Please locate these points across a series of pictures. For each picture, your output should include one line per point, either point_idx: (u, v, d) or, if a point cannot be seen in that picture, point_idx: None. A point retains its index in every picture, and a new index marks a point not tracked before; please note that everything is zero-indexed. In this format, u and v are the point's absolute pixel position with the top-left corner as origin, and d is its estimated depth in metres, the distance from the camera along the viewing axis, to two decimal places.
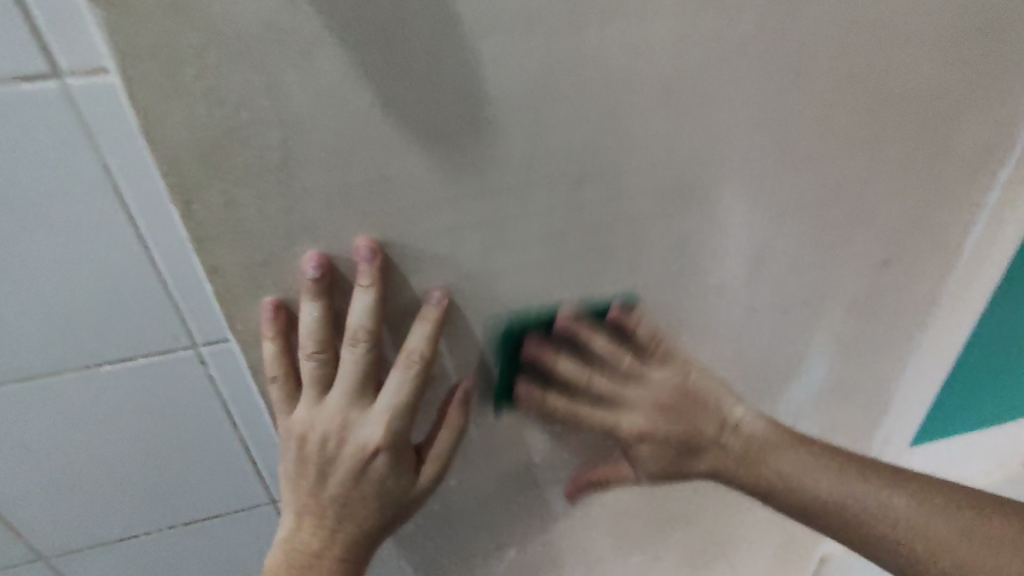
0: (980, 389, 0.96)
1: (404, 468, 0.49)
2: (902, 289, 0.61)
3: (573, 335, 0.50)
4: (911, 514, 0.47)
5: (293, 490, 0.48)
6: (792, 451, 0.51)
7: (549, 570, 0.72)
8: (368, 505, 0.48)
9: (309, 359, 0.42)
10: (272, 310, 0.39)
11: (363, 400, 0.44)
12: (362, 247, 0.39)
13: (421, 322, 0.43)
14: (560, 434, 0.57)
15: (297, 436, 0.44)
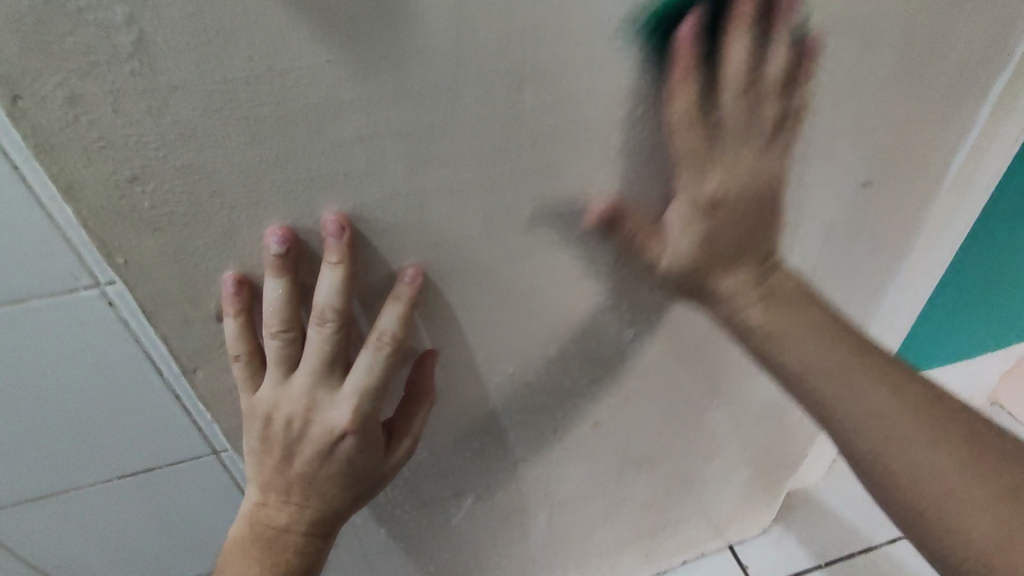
0: (962, 322, 0.96)
1: (374, 451, 0.47)
2: (883, 214, 0.56)
3: (532, 269, 0.45)
4: (906, 426, 0.37)
5: (258, 467, 0.45)
6: (812, 337, 0.42)
7: (518, 515, 0.70)
8: (336, 486, 0.46)
9: (274, 338, 0.39)
10: (234, 286, 0.37)
11: (331, 382, 0.41)
12: (329, 223, 0.37)
13: (393, 302, 0.41)
14: (521, 380, 0.54)
15: (261, 416, 0.42)
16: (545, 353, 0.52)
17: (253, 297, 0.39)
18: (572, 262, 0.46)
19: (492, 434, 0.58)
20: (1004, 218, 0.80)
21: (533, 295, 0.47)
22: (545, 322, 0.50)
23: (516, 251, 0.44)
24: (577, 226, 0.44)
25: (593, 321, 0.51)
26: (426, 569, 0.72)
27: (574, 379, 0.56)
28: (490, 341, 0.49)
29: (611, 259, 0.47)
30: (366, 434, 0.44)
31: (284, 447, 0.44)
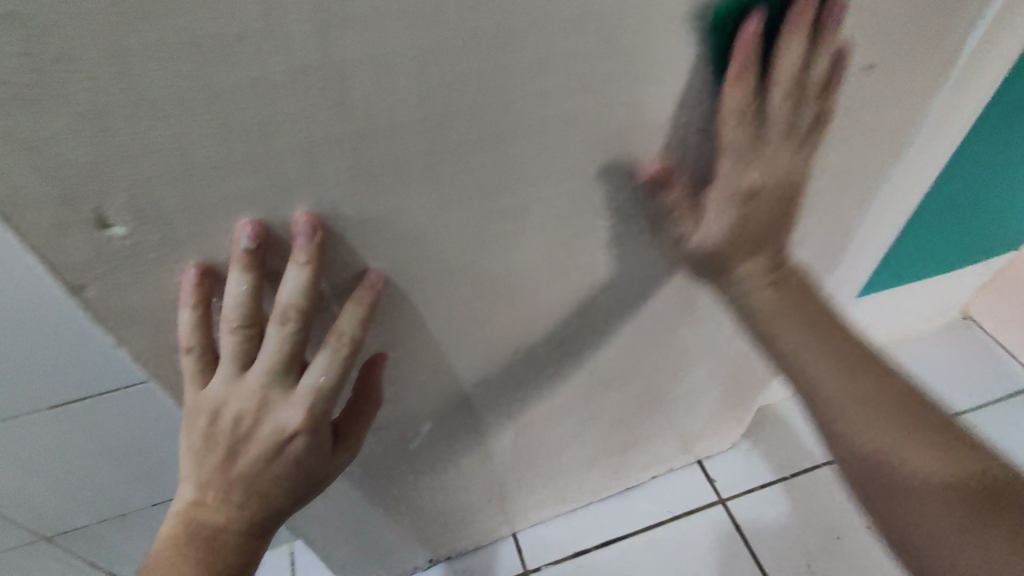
0: (946, 234, 0.93)
1: (320, 451, 0.47)
2: (883, 109, 0.51)
3: (483, 166, 0.39)
4: (863, 407, 0.41)
5: (196, 468, 0.43)
6: (797, 328, 0.45)
7: (482, 435, 0.68)
8: (280, 488, 0.46)
9: (232, 333, 0.39)
10: (193, 277, 0.37)
11: (287, 381, 0.42)
12: (300, 222, 0.37)
13: (352, 306, 0.42)
14: (475, 300, 0.49)
15: (209, 411, 0.41)
16: (503, 266, 0.47)
17: (213, 288, 0.38)
18: (529, 160, 0.40)
19: (450, 358, 0.54)
20: (1000, 119, 0.75)
21: (485, 198, 0.41)
22: (499, 230, 0.44)
23: (463, 146, 0.37)
24: (533, 115, 0.38)
25: (554, 229, 0.46)
26: (391, 492, 0.71)
27: (536, 295, 0.51)
28: (435, 257, 0.43)
29: (574, 156, 0.42)
30: (317, 433, 0.45)
31: (230, 445, 0.43)
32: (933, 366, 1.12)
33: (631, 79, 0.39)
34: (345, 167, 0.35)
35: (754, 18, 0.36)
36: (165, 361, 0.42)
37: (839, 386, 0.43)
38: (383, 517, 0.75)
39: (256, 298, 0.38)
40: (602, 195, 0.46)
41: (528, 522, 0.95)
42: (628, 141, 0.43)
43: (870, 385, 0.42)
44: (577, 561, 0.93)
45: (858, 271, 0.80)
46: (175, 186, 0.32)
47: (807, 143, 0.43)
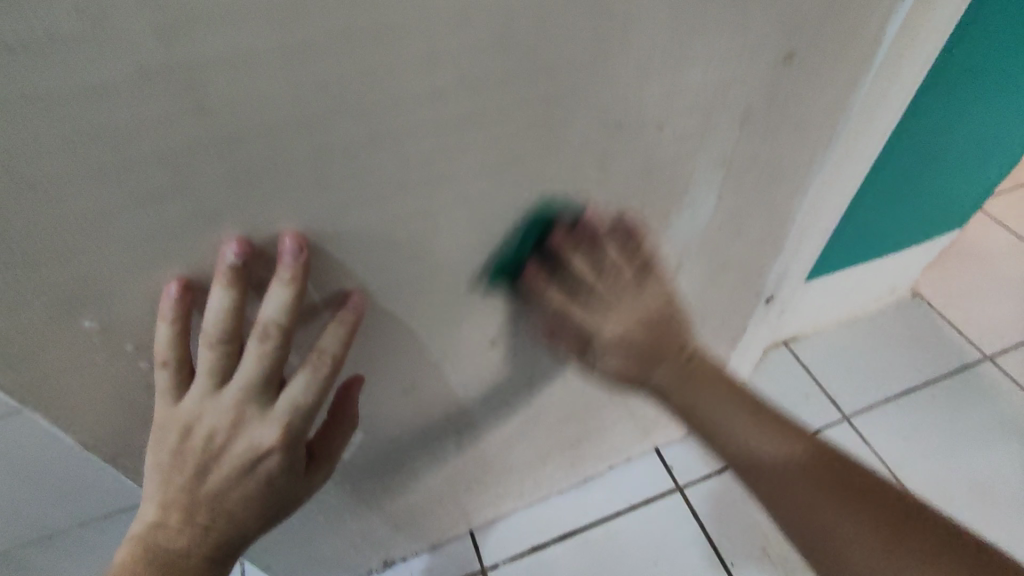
0: (888, 217, 0.94)
1: (293, 473, 0.45)
2: (808, 97, 0.49)
3: (376, 178, 0.37)
4: (789, 465, 0.46)
5: (161, 488, 0.40)
6: (723, 403, 0.49)
7: (422, 441, 0.66)
8: (250, 512, 0.43)
9: (211, 348, 0.39)
10: (173, 292, 0.37)
11: (264, 397, 0.41)
12: (287, 241, 0.37)
13: (335, 325, 0.43)
14: (392, 306, 0.47)
15: (182, 426, 0.40)
16: (418, 272, 0.45)
17: (195, 303, 0.39)
18: (429, 163, 0.37)
19: (373, 362, 0.52)
20: (934, 100, 0.76)
21: (384, 211, 0.39)
22: (408, 240, 0.42)
23: (349, 151, 0.34)
24: (424, 115, 0.35)
25: (469, 233, 0.44)
26: (331, 501, 0.68)
27: (459, 301, 0.50)
28: (338, 266, 0.41)
29: (480, 159, 0.39)
30: (292, 453, 0.43)
31: (200, 462, 0.40)
32: (881, 345, 1.14)
33: (533, 76, 0.36)
34: (215, 174, 0.32)
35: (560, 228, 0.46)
36: (45, 388, 0.39)
37: (779, 458, 0.47)
38: (326, 526, 0.73)
39: (237, 314, 0.38)
40: (518, 196, 0.43)
41: (485, 519, 0.93)
42: (540, 139, 0.40)
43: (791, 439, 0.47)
44: (534, 556, 0.92)
45: (803, 257, 0.80)
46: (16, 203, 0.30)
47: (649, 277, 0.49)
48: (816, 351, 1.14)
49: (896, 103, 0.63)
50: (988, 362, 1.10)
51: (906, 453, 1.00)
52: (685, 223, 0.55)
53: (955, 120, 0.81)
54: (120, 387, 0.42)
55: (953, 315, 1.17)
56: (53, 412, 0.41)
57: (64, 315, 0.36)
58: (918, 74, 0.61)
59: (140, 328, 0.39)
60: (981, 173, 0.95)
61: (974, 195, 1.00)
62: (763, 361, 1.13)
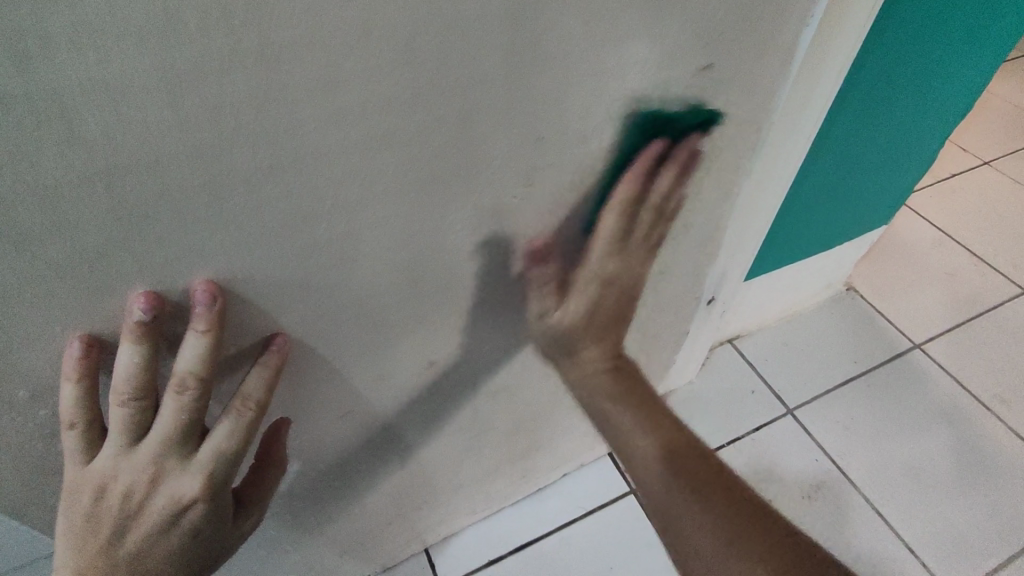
0: (821, 214, 0.97)
1: (219, 522, 0.44)
2: (728, 106, 0.50)
3: (287, 203, 0.35)
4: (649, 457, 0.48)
5: (75, 553, 0.38)
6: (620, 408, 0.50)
7: (365, 467, 0.64)
8: (174, 566, 0.41)
9: (123, 405, 0.37)
10: (76, 351, 0.35)
11: (185, 449, 0.39)
12: (199, 290, 0.36)
13: (259, 370, 0.42)
14: (316, 337, 0.45)
15: (96, 486, 0.38)
16: (340, 299, 0.43)
17: (102, 360, 0.37)
18: (340, 186, 0.36)
19: (300, 396, 0.49)
20: (851, 104, 0.79)
21: (301, 236, 0.37)
22: (331, 265, 0.40)
23: (248, 178, 0.32)
24: (329, 137, 0.33)
25: (393, 256, 0.42)
26: (270, 534, 0.65)
27: (391, 326, 0.48)
28: (253, 300, 0.39)
29: (396, 181, 0.37)
30: (216, 502, 0.42)
31: (117, 522, 0.39)
32: (821, 337, 1.18)
33: (444, 96, 0.35)
34: (97, 208, 0.30)
35: (688, 145, 0.50)
36: None
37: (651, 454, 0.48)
38: (269, 560, 0.69)
39: (150, 369, 0.37)
40: (440, 215, 0.41)
41: (440, 536, 0.91)
42: (457, 157, 0.39)
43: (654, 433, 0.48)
44: (490, 569, 0.90)
45: (740, 259, 0.82)
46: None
47: (645, 256, 0.52)
48: (759, 348, 1.17)
49: (819, 107, 0.65)
50: (918, 350, 1.15)
51: (845, 441, 1.04)
52: None
53: (872, 123, 0.85)
54: (10, 440, 0.38)
55: (885, 305, 1.22)
56: None
57: None
58: (834, 83, 0.63)
59: (29, 377, 0.35)
60: (901, 172, 1.00)
61: (895, 193, 1.05)
62: (709, 359, 1.16)
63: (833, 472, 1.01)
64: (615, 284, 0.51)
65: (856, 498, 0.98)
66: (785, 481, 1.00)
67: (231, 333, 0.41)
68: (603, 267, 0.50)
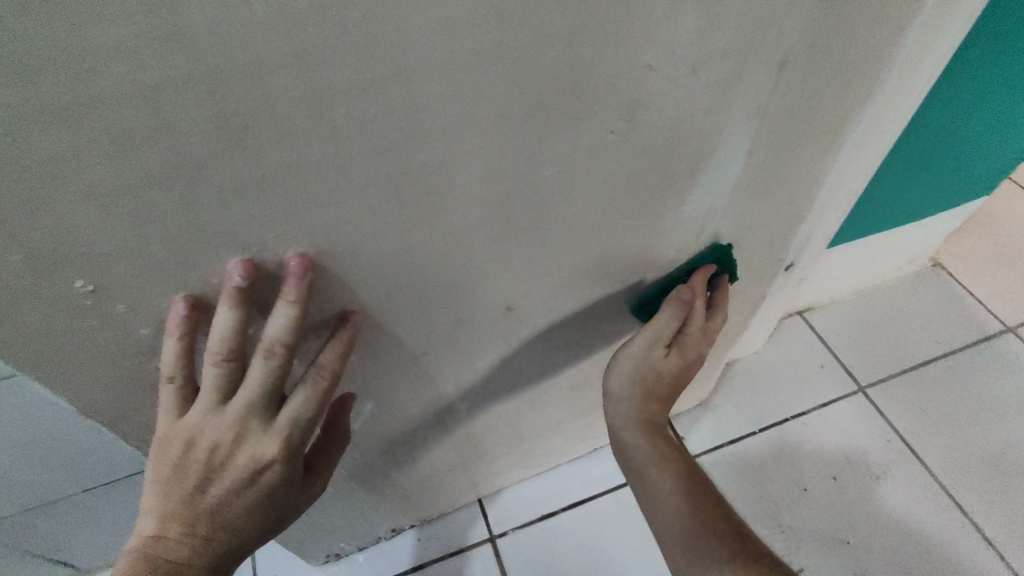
0: (917, 182, 0.90)
1: (290, 484, 0.45)
2: (852, 40, 0.46)
3: (390, 126, 0.33)
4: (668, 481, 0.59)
5: (162, 501, 0.41)
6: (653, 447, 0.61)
7: (435, 412, 0.63)
8: (248, 520, 0.44)
9: (216, 364, 0.38)
10: (180, 311, 0.36)
11: (267, 412, 0.41)
12: (292, 263, 0.37)
13: (336, 344, 0.43)
14: (403, 275, 0.43)
15: (185, 440, 0.40)
16: (431, 233, 0.41)
17: (201, 319, 0.38)
18: (444, 106, 0.34)
19: (380, 336, 0.49)
20: (974, 57, 0.71)
21: (399, 165, 0.35)
22: (426, 199, 0.38)
23: (355, 90, 0.30)
24: (437, 50, 0.31)
25: (486, 189, 0.40)
26: (340, 472, 0.66)
27: (475, 268, 0.46)
28: (346, 235, 0.38)
29: (497, 107, 0.35)
30: (292, 463, 0.44)
31: (201, 475, 0.41)
32: (901, 314, 1.11)
33: (557, 10, 0.32)
34: (202, 114, 0.28)
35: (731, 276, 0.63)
36: (22, 357, 0.35)
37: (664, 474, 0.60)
38: (335, 497, 0.71)
39: (243, 333, 0.38)
40: (539, 144, 0.39)
41: (494, 487, 0.92)
42: (563, 81, 0.36)
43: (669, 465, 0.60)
44: (544, 524, 0.90)
45: (828, 223, 0.76)
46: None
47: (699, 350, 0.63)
48: (832, 321, 1.11)
49: (943, 53, 0.59)
50: (1009, 333, 1.07)
51: (924, 424, 0.98)
52: (714, 178, 0.51)
53: (996, 79, 0.76)
54: (119, 357, 0.38)
55: (975, 284, 1.13)
56: (34, 380, 0.37)
57: (49, 283, 0.32)
58: (965, 25, 0.57)
59: (137, 298, 0.35)
60: (1015, 140, 0.91)
61: (1005, 161, 0.95)
62: (778, 330, 1.11)
63: (906, 453, 0.95)
64: (691, 357, 0.61)
65: (929, 482, 0.93)
66: (853, 459, 0.95)
67: (316, 280, 0.40)
68: (691, 344, 0.60)
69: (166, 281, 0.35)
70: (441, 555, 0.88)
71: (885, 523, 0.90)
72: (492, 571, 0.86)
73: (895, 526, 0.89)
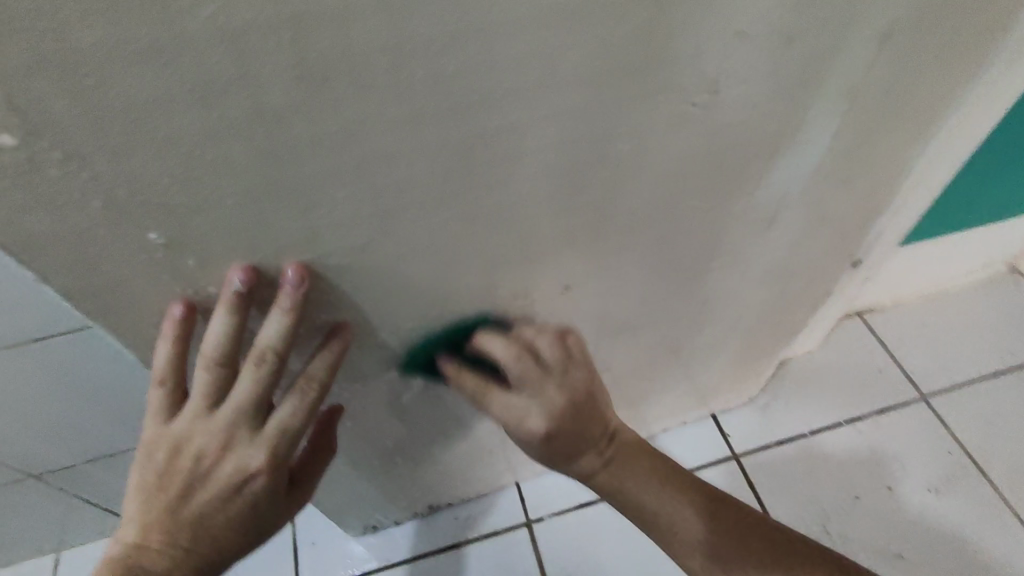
0: (1001, 178, 0.84)
1: (272, 500, 0.45)
2: (960, 13, 0.42)
3: (469, 84, 0.32)
4: (656, 498, 0.50)
5: (145, 507, 0.41)
6: (628, 467, 0.51)
7: None
8: (231, 534, 0.43)
9: (208, 370, 0.39)
10: (174, 316, 0.37)
11: (255, 421, 0.42)
12: (290, 271, 0.37)
13: (324, 357, 0.44)
14: (465, 247, 0.42)
15: (172, 444, 0.41)
16: (497, 204, 0.40)
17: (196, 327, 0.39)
18: (526, 66, 0.32)
19: (437, 311, 0.48)
20: None
21: (473, 128, 0.34)
22: (497, 165, 0.37)
23: (437, 42, 0.29)
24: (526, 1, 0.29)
25: (556, 158, 0.38)
26: (385, 445, 0.66)
27: (538, 244, 0.45)
28: (414, 201, 0.37)
29: (580, 69, 0.33)
30: (277, 475, 0.44)
31: (187, 480, 0.41)
32: (970, 322, 1.04)
33: None
34: (284, 60, 0.27)
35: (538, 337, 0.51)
36: (94, 303, 0.35)
37: (645, 492, 0.50)
38: (377, 469, 0.71)
39: (236, 341, 0.38)
40: (617, 113, 0.37)
41: (531, 472, 0.91)
42: (651, 43, 0.34)
43: (648, 478, 0.51)
44: (581, 512, 0.88)
45: (903, 219, 0.72)
46: (46, 82, 0.25)
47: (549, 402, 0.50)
48: (894, 324, 1.06)
49: None
50: None
51: (990, 439, 0.92)
52: (793, 161, 0.48)
53: None
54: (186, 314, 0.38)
55: None
56: (103, 329, 0.37)
57: (124, 231, 0.32)
58: None
59: (207, 254, 0.35)
60: None
61: None
62: (835, 330, 1.06)
63: (970, 468, 0.90)
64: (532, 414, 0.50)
65: (994, 501, 0.87)
66: (910, 470, 0.91)
67: (382, 249, 0.39)
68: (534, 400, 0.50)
69: (234, 239, 0.34)
70: (476, 534, 0.88)
71: (942, 540, 0.85)
72: (527, 556, 0.86)
73: (952, 544, 0.85)
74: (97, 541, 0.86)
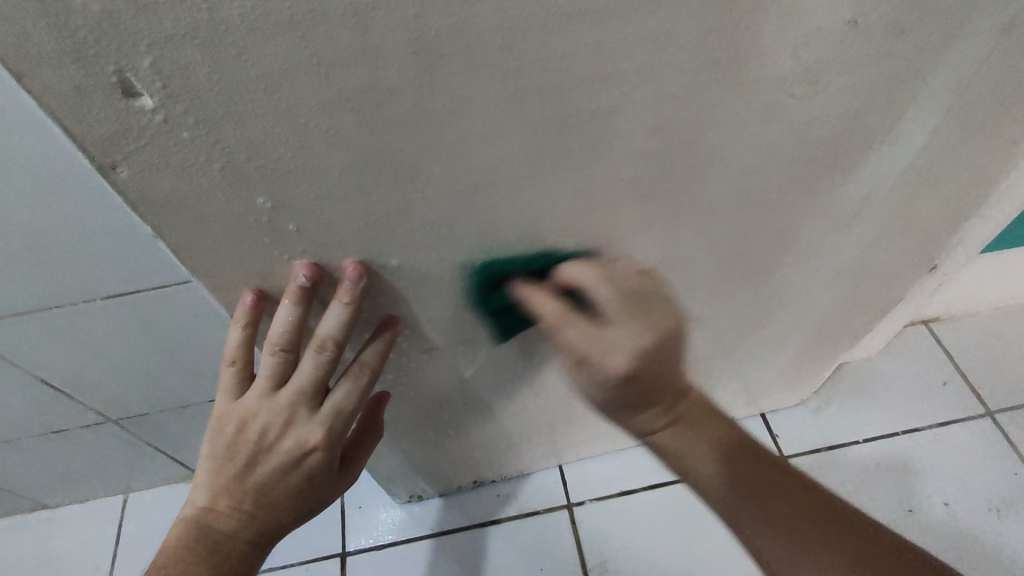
0: None
1: (327, 474, 0.48)
2: None
3: (576, 65, 0.32)
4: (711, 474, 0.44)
5: (214, 474, 0.44)
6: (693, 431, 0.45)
7: (540, 370, 0.63)
8: (289, 505, 0.46)
9: (273, 354, 0.42)
10: (246, 304, 0.40)
11: (314, 401, 0.44)
12: (348, 267, 0.40)
13: (378, 343, 0.46)
14: (546, 229, 0.42)
15: (239, 420, 0.44)
16: (583, 188, 0.40)
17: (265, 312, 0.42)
18: (632, 50, 0.32)
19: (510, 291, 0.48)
20: None
21: (572, 110, 0.34)
22: (589, 148, 0.37)
23: (551, 23, 0.30)
24: None
25: (647, 144, 0.38)
26: (441, 417, 0.68)
27: (618, 229, 0.45)
28: (504, 181, 0.37)
29: (684, 56, 0.33)
30: (332, 452, 0.46)
31: (251, 453, 0.44)
32: None
33: None
34: (406, 33, 0.28)
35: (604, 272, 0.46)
36: (200, 260, 0.37)
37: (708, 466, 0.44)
38: (430, 440, 0.73)
39: (300, 327, 0.41)
40: (715, 101, 0.37)
41: (576, 456, 0.91)
42: (759, 31, 0.34)
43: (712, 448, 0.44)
44: (623, 501, 0.89)
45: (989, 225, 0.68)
46: (192, 49, 0.26)
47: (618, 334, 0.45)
48: (963, 335, 1.01)
49: None
50: None
51: None
52: (885, 157, 0.47)
53: None
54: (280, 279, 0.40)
55: None
56: (203, 286, 0.40)
57: (238, 193, 0.34)
58: None
59: (306, 222, 0.36)
60: None
61: None
62: (898, 337, 1.02)
63: None
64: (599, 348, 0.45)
65: None
66: (969, 487, 0.87)
67: (467, 225, 0.40)
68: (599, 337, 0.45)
69: (333, 207, 0.36)
70: (517, 514, 0.90)
71: (998, 562, 0.82)
72: (566, 540, 0.87)
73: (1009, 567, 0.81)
74: (164, 487, 0.91)
